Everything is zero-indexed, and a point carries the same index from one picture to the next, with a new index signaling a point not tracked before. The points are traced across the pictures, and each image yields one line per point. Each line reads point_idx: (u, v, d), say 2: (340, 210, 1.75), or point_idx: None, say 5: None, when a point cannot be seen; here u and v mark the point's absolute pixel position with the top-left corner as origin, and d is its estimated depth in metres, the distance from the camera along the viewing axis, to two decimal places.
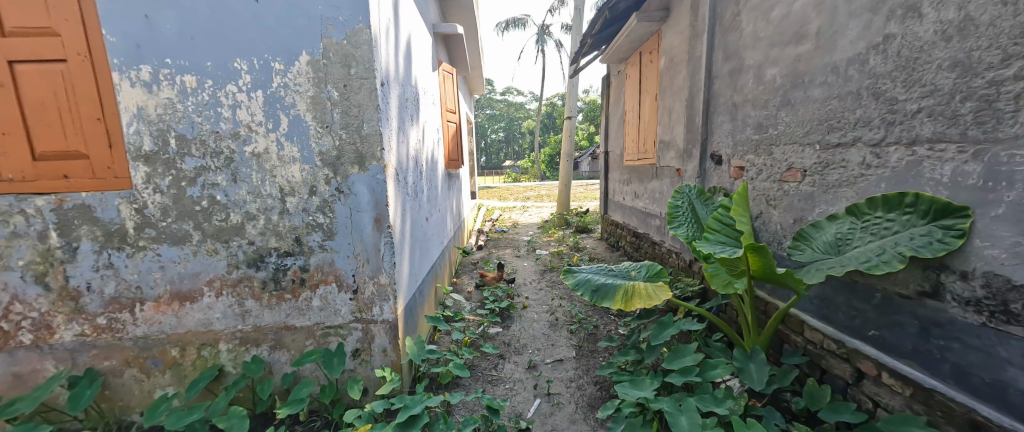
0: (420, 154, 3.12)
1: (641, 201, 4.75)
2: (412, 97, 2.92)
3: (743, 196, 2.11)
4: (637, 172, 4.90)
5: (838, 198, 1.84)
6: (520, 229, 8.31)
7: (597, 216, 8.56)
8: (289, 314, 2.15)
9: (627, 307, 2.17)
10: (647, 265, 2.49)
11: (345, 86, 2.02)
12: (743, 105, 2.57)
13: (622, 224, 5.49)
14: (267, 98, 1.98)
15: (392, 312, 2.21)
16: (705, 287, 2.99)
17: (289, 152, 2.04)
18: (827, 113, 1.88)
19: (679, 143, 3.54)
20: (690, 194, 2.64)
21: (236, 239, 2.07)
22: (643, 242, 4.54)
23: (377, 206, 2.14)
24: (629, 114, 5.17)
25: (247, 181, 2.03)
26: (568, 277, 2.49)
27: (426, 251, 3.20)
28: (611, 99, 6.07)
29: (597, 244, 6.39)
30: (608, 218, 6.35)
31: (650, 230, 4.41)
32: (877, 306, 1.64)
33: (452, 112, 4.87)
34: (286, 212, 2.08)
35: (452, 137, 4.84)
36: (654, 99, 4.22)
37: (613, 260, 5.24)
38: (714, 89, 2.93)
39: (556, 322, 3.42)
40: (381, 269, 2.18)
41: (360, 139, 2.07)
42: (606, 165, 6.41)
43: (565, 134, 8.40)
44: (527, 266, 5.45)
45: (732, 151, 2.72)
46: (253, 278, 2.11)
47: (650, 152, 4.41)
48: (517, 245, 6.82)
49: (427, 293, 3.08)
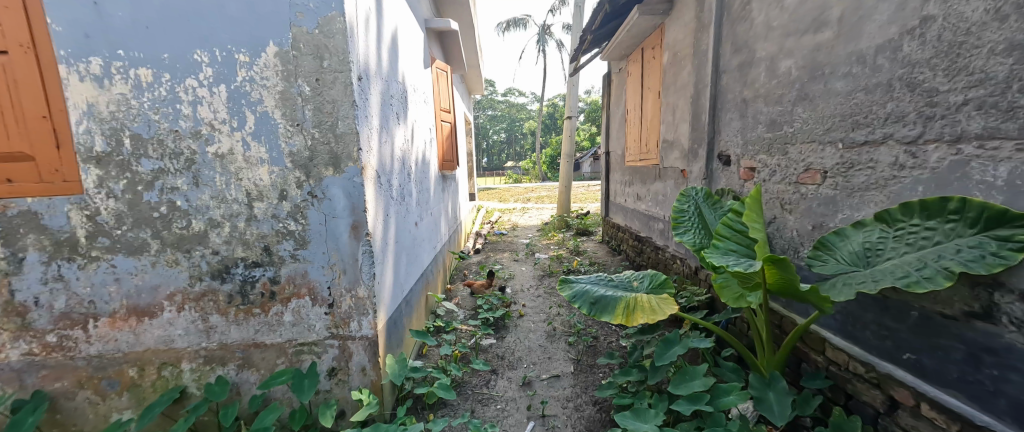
0: (408, 154, 2.93)
1: (643, 203, 4.56)
2: (398, 94, 2.74)
3: (756, 200, 1.92)
4: (639, 173, 4.71)
5: (865, 202, 1.65)
6: (519, 232, 8.12)
7: (598, 218, 8.36)
8: (258, 331, 1.97)
9: (629, 322, 1.97)
10: (650, 274, 2.30)
11: (317, 80, 1.84)
12: (754, 100, 2.38)
13: (623, 227, 5.29)
14: (231, 94, 1.80)
15: (372, 328, 2.02)
16: (712, 297, 2.79)
17: (256, 153, 1.86)
18: (852, 108, 1.69)
19: (684, 143, 3.34)
20: (696, 195, 2.45)
21: (199, 249, 1.89)
22: (646, 246, 4.35)
23: (354, 212, 1.95)
24: (630, 113, 4.98)
25: (210, 185, 1.85)
26: (565, 288, 2.29)
27: (415, 258, 3.01)
28: (612, 98, 5.87)
29: (597, 248, 6.19)
30: (609, 221, 6.16)
31: (653, 234, 4.21)
32: (913, 326, 1.44)
33: (446, 111, 4.69)
34: (253, 219, 1.90)
35: (446, 137, 4.66)
36: (657, 97, 4.03)
37: (614, 265, 5.04)
38: (721, 85, 2.73)
39: (554, 333, 3.23)
40: (359, 281, 2.00)
41: (335, 139, 1.89)
42: (607, 166, 6.22)
43: (565, 135, 8.20)
44: (525, 271, 5.26)
45: (742, 151, 2.52)
46: (218, 291, 1.93)
47: (652, 152, 4.22)
48: (516, 248, 6.63)
49: (415, 303, 2.89)
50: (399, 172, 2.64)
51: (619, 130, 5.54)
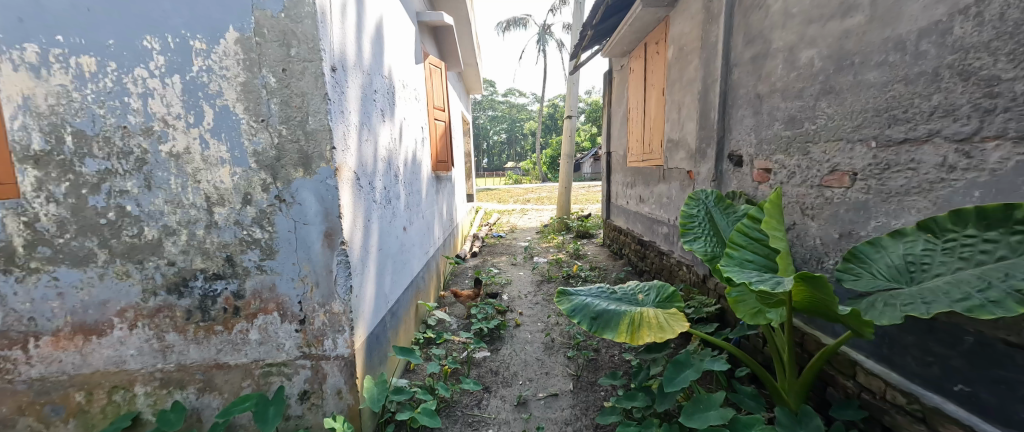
0: (395, 154, 2.72)
1: (646, 206, 4.36)
2: (384, 89, 2.54)
3: (776, 205, 1.71)
4: (642, 175, 4.51)
5: (904, 209, 1.44)
6: (518, 234, 7.92)
7: (599, 220, 8.16)
8: (221, 350, 1.77)
9: (634, 341, 1.77)
10: (657, 286, 2.09)
11: (284, 71, 1.64)
12: (769, 95, 2.18)
13: (625, 231, 5.09)
14: (186, 85, 1.61)
15: (348, 346, 1.81)
16: (722, 308, 2.59)
17: (216, 152, 1.66)
18: (887, 102, 1.49)
19: (691, 142, 3.14)
20: (706, 199, 2.24)
21: (154, 259, 1.69)
22: (649, 251, 4.14)
23: (328, 218, 1.75)
24: (632, 112, 4.78)
25: (164, 188, 1.66)
26: (563, 301, 2.08)
27: (403, 266, 2.81)
28: (613, 97, 5.67)
29: (598, 251, 5.98)
30: (610, 223, 5.96)
31: (657, 238, 4.00)
32: (968, 354, 1.25)
33: (440, 110, 4.50)
34: (214, 226, 1.70)
35: (440, 137, 4.47)
36: (661, 94, 3.83)
37: (615, 269, 4.84)
38: (732, 79, 2.53)
39: (552, 345, 3.03)
40: (334, 295, 1.79)
41: (305, 137, 1.69)
42: (608, 167, 6.02)
43: (565, 135, 8.00)
44: (523, 276, 5.06)
45: (756, 151, 2.32)
46: (175, 307, 1.72)
47: (656, 152, 4.01)
48: (514, 251, 6.43)
49: (403, 314, 2.69)
50: (383, 172, 2.44)
51: (621, 129, 5.35)
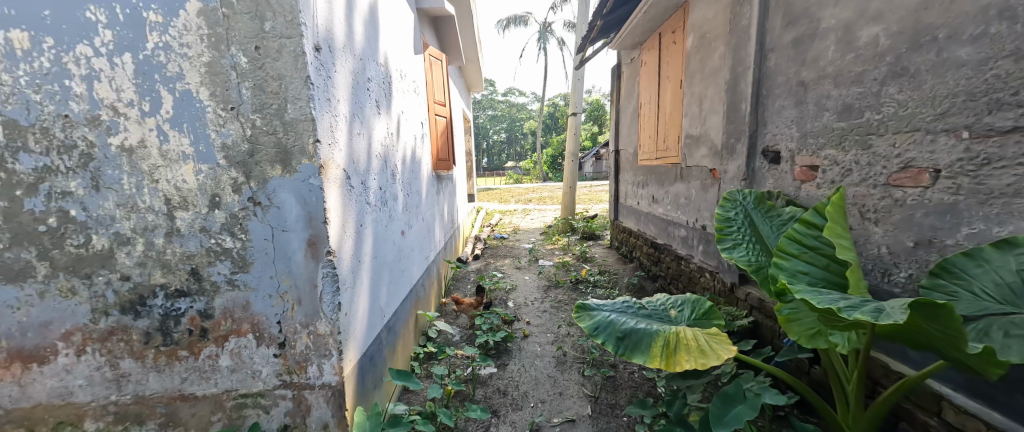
0: (392, 150, 2.46)
1: (660, 207, 4.10)
2: (379, 79, 2.28)
3: (838, 209, 1.45)
4: (655, 174, 4.24)
5: (1009, 213, 1.22)
6: (521, 236, 7.65)
7: (604, 221, 7.88)
8: (186, 379, 1.50)
9: (671, 367, 1.50)
10: (691, 300, 1.84)
11: (258, 49, 1.38)
12: (816, 82, 1.92)
13: (636, 233, 4.83)
14: (139, 66, 1.34)
15: (335, 373, 1.54)
16: (756, 321, 2.33)
17: (177, 146, 1.40)
18: (986, 83, 1.27)
19: (715, 138, 2.88)
20: (744, 200, 1.98)
21: (104, 273, 1.43)
22: (665, 255, 3.88)
23: (311, 224, 1.48)
24: (644, 107, 4.52)
25: (115, 188, 1.39)
26: (584, 317, 1.82)
27: (401, 274, 2.55)
28: (622, 92, 5.41)
29: (606, 254, 5.72)
30: (619, 225, 5.69)
31: (673, 241, 3.74)
32: None
33: (441, 105, 4.24)
34: (175, 234, 1.44)
35: (441, 133, 4.20)
36: (678, 87, 3.57)
37: (626, 274, 4.58)
38: (767, 66, 2.27)
39: (565, 360, 2.77)
40: (319, 313, 1.52)
41: (283, 127, 1.43)
42: (616, 165, 5.75)
43: (570, 133, 7.73)
44: (529, 280, 4.80)
45: (798, 146, 2.06)
46: (131, 329, 1.46)
47: (672, 149, 3.75)
48: (518, 254, 6.17)
49: (401, 327, 2.43)
50: (378, 170, 2.18)
51: (630, 126, 5.09)
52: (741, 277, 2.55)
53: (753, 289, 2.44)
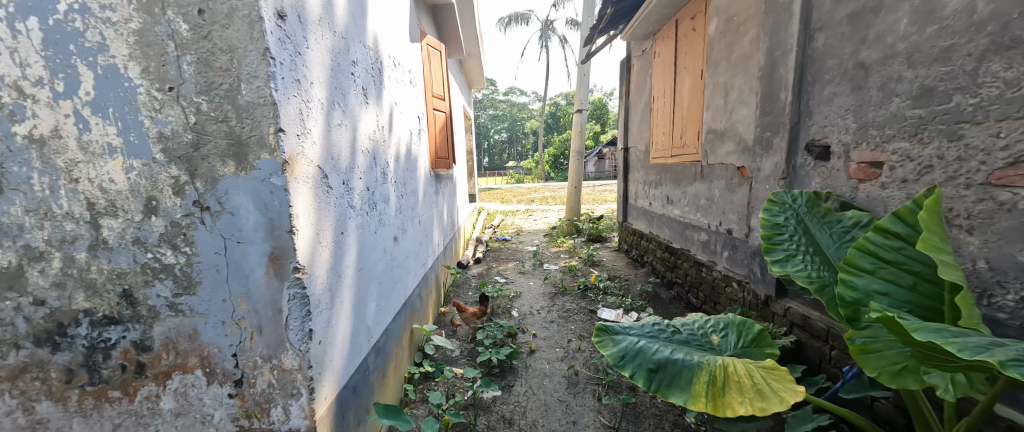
0: (382, 147, 2.16)
1: (675, 208, 3.80)
2: (367, 63, 1.99)
3: (933, 216, 1.16)
4: (670, 172, 3.95)
5: None
6: (524, 238, 7.35)
7: (611, 222, 7.58)
8: (120, 425, 1.21)
9: (721, 412, 1.21)
10: (736, 324, 1.54)
11: (203, 14, 1.09)
12: (882, 63, 1.63)
13: (648, 236, 4.53)
14: (49, 35, 1.05)
15: (306, 418, 1.25)
16: (799, 341, 2.04)
17: (100, 137, 1.10)
18: None
19: (744, 132, 2.59)
20: (795, 204, 1.68)
21: (12, 298, 1.13)
22: (682, 260, 3.58)
23: (273, 234, 1.19)
24: (657, 102, 4.22)
25: (22, 191, 1.09)
26: (607, 343, 1.52)
27: (393, 286, 2.26)
28: (631, 86, 5.12)
29: (615, 257, 5.41)
30: (628, 227, 5.39)
31: (691, 246, 3.44)
32: None
33: (440, 99, 3.95)
34: (100, 246, 1.14)
35: (440, 129, 3.91)
36: (698, 77, 3.27)
37: (639, 280, 4.28)
38: (814, 47, 1.98)
39: (577, 380, 2.48)
40: (284, 343, 1.23)
41: (236, 113, 1.13)
42: (625, 164, 5.45)
43: (575, 131, 7.43)
44: (534, 286, 4.50)
45: (856, 139, 1.76)
46: (49, 364, 1.17)
47: (692, 146, 3.45)
48: (521, 258, 5.87)
49: (392, 347, 2.14)
50: (365, 168, 1.88)
51: (641, 122, 4.79)
52: (777, 289, 2.26)
53: (794, 304, 2.15)
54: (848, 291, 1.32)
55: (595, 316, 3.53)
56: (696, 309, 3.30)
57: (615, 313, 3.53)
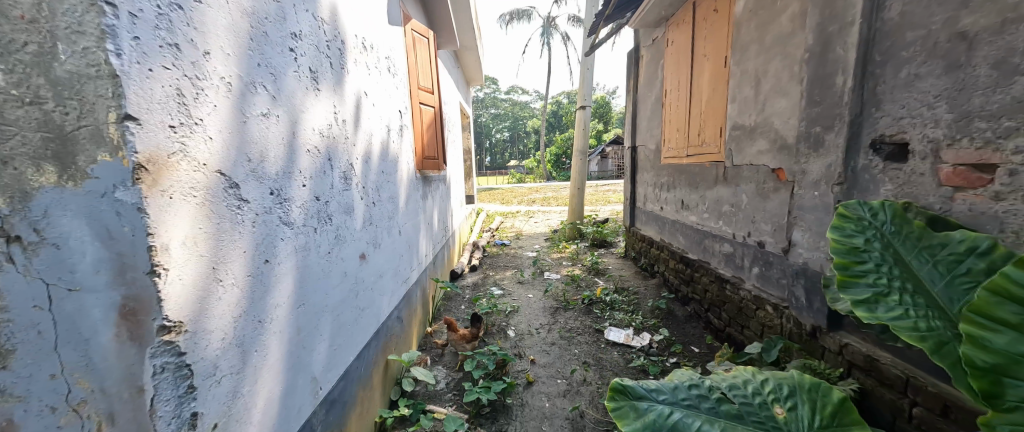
0: (341, 145, 1.75)
1: (692, 215, 3.38)
2: (319, 39, 1.58)
3: None
4: (685, 174, 3.52)
5: None
6: (525, 243, 6.93)
7: (616, 226, 7.15)
8: None
9: None
10: (806, 391, 1.14)
11: None
12: (1000, 33, 1.22)
13: (660, 243, 4.11)
14: None
15: None
16: (862, 390, 1.62)
17: None
18: None
19: (783, 127, 2.17)
20: (877, 221, 1.26)
21: None
22: (701, 274, 3.16)
23: (124, 277, 0.78)
24: (670, 96, 3.80)
25: None
26: (626, 414, 1.10)
27: (358, 315, 1.84)
28: (640, 80, 4.69)
29: (621, 266, 5.00)
30: (636, 233, 4.98)
31: (712, 258, 3.02)
32: None
33: (429, 93, 3.55)
34: None
35: (429, 126, 3.51)
36: (721, 66, 2.85)
37: (649, 293, 3.85)
38: (884, 18, 1.56)
39: (584, 426, 2.07)
40: None
41: (52, 89, 0.71)
42: (632, 165, 5.03)
43: (578, 128, 7.00)
44: (533, 299, 4.08)
45: (952, 135, 1.35)
46: None
47: (712, 145, 3.03)
48: (520, 265, 5.46)
49: (354, 393, 1.73)
50: (312, 172, 1.47)
51: (652, 119, 4.37)
52: (829, 320, 1.83)
53: (852, 340, 1.72)
54: (981, 354, 0.91)
55: (601, 338, 3.11)
56: (718, 331, 2.87)
57: (623, 334, 3.10)
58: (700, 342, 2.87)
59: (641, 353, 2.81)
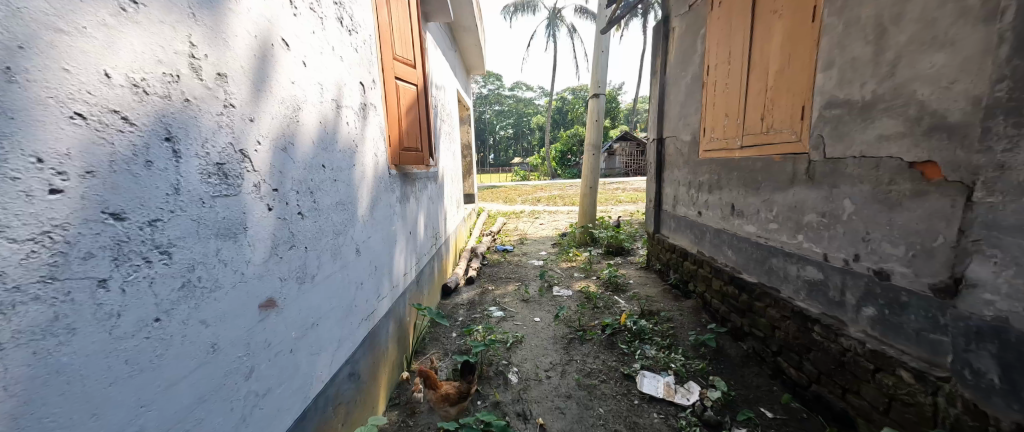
0: (212, 117, 0.98)
1: (749, 225, 2.61)
2: None
3: None
4: (738, 171, 2.75)
5: None
6: (530, 248, 6.15)
7: (633, 230, 6.37)
8: None
9: None
10: None
11: None
12: None
13: (697, 257, 3.34)
14: None
15: None
16: None
17: None
18: None
19: (942, 97, 1.43)
20: None
21: None
22: (766, 304, 2.39)
23: None
24: (716, 72, 3.02)
25: None
26: None
27: (252, 409, 1.08)
28: (670, 57, 3.90)
29: (645, 280, 4.23)
30: (663, 241, 4.20)
31: (784, 285, 2.26)
32: None
33: (411, 68, 2.79)
34: None
35: (410, 110, 2.75)
36: (806, 20, 2.08)
37: (686, 321, 3.09)
38: None
39: None
40: None
41: None
42: (659, 160, 4.24)
43: (591, 119, 6.19)
44: (540, 325, 3.33)
45: None
46: None
47: (783, 131, 2.27)
48: (524, 277, 4.68)
49: None
50: (93, 165, 0.72)
51: (686, 104, 3.60)
52: None
53: None
54: None
55: (633, 389, 2.33)
56: (797, 387, 2.10)
57: (662, 384, 2.33)
58: (771, 401, 2.10)
59: (693, 419, 2.03)
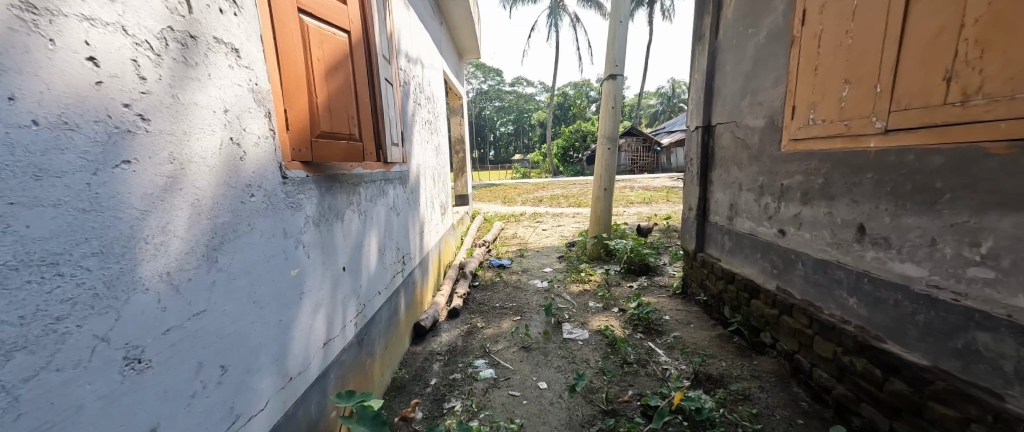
0: None
1: (906, 263, 1.57)
2: None
3: None
4: (874, 171, 1.70)
5: None
6: (530, 264, 5.04)
7: (653, 240, 5.27)
8: None
9: None
10: None
11: None
12: None
13: (778, 299, 2.28)
14: None
15: None
16: None
17: None
18: None
19: None
20: None
21: None
22: (964, 417, 1.37)
23: None
24: (829, 15, 1.92)
25: None
26: None
27: None
28: (728, 11, 2.81)
29: (685, 317, 3.16)
30: (709, 265, 3.12)
31: (1016, 390, 1.25)
32: None
33: (340, 4, 1.69)
34: None
35: (337, 74, 1.66)
36: None
37: (771, 398, 2.03)
38: None
39: None
40: None
41: None
42: (706, 156, 3.16)
43: (604, 105, 5.06)
44: (547, 399, 2.26)
45: None
46: None
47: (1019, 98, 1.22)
48: (523, 308, 3.60)
49: None
50: None
51: (756, 76, 2.53)
52: None
53: None
54: None
55: None
56: None
57: None
58: None
59: None
